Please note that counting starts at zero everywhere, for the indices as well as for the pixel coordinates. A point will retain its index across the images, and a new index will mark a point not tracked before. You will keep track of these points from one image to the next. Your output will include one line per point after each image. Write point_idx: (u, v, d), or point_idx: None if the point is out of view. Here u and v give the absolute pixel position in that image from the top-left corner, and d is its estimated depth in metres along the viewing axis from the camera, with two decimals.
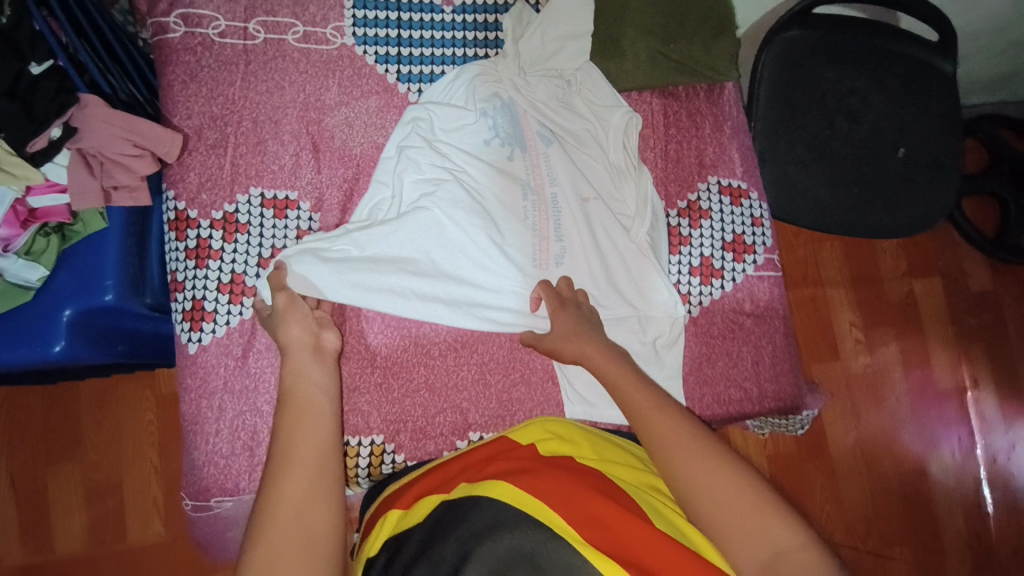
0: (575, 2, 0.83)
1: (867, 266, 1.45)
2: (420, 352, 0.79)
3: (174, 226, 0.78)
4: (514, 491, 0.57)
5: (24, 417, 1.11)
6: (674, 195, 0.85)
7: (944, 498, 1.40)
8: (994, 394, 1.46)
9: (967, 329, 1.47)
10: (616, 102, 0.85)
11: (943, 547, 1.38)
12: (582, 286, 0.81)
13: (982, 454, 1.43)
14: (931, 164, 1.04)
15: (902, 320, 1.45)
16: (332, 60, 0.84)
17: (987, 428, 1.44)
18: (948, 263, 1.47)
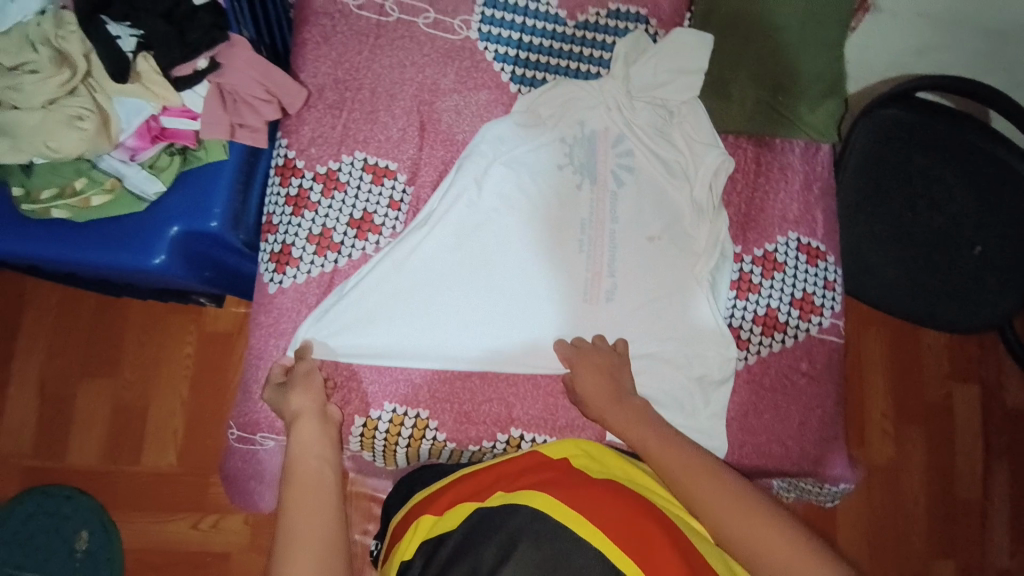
0: (693, 40, 0.86)
1: (910, 357, 1.43)
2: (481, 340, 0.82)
3: (280, 172, 0.82)
4: (556, 501, 0.59)
5: (73, 325, 1.17)
6: (752, 242, 0.86)
7: None
8: (1017, 513, 1.41)
9: (1001, 441, 1.43)
10: (712, 141, 0.86)
11: None
12: (628, 325, 0.83)
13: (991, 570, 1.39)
14: (1005, 267, 1.04)
15: (936, 418, 1.42)
16: (454, 49, 0.88)
17: (1003, 545, 1.40)
18: (990, 371, 1.45)
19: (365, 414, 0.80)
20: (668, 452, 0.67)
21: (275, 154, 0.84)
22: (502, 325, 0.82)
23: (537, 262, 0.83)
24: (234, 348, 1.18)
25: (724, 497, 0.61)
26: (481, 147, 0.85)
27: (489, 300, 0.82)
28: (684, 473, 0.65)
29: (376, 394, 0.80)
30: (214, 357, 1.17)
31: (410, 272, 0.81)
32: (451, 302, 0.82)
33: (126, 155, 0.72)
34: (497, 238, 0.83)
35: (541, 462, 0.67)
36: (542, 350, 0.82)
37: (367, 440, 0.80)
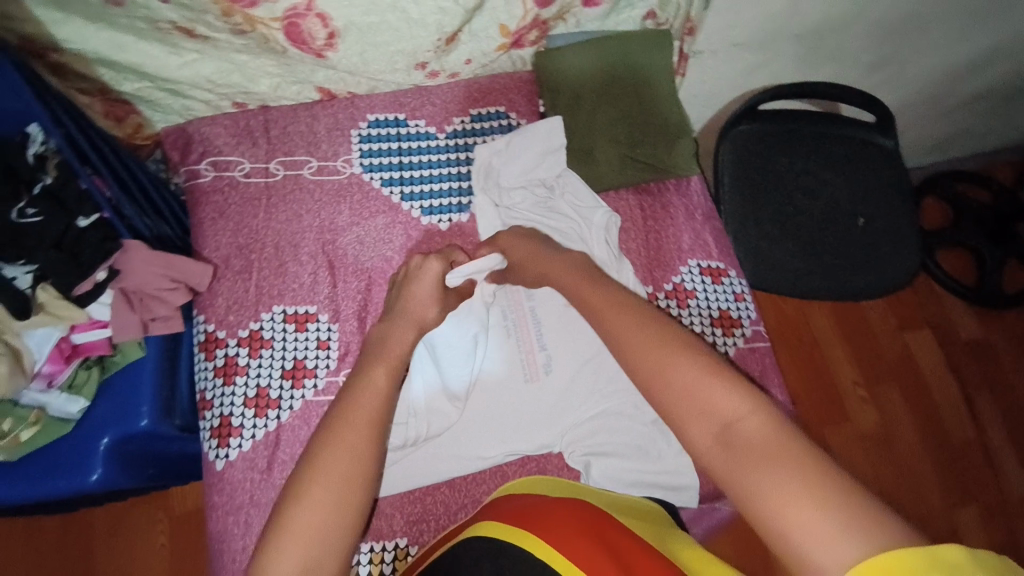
0: (546, 124, 0.94)
1: (858, 324, 1.51)
2: (436, 448, 0.83)
3: (204, 347, 0.85)
4: (504, 527, 0.60)
5: (36, 546, 1.11)
6: (660, 278, 0.92)
7: None
8: (1008, 438, 1.46)
9: (966, 378, 1.50)
10: (596, 203, 0.93)
11: None
12: (575, 391, 0.86)
13: (1008, 502, 1.42)
14: (888, 230, 1.15)
15: (903, 375, 1.48)
16: (342, 188, 0.94)
17: (1009, 473, 1.44)
18: (934, 314, 1.54)
19: None
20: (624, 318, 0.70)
21: (195, 331, 0.86)
22: (458, 433, 0.84)
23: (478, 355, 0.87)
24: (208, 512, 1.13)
25: (686, 362, 0.62)
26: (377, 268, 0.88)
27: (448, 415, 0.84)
28: (633, 344, 0.67)
29: None
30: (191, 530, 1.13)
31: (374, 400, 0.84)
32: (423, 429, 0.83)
33: (44, 383, 0.73)
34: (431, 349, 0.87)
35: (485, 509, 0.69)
36: (497, 444, 0.83)
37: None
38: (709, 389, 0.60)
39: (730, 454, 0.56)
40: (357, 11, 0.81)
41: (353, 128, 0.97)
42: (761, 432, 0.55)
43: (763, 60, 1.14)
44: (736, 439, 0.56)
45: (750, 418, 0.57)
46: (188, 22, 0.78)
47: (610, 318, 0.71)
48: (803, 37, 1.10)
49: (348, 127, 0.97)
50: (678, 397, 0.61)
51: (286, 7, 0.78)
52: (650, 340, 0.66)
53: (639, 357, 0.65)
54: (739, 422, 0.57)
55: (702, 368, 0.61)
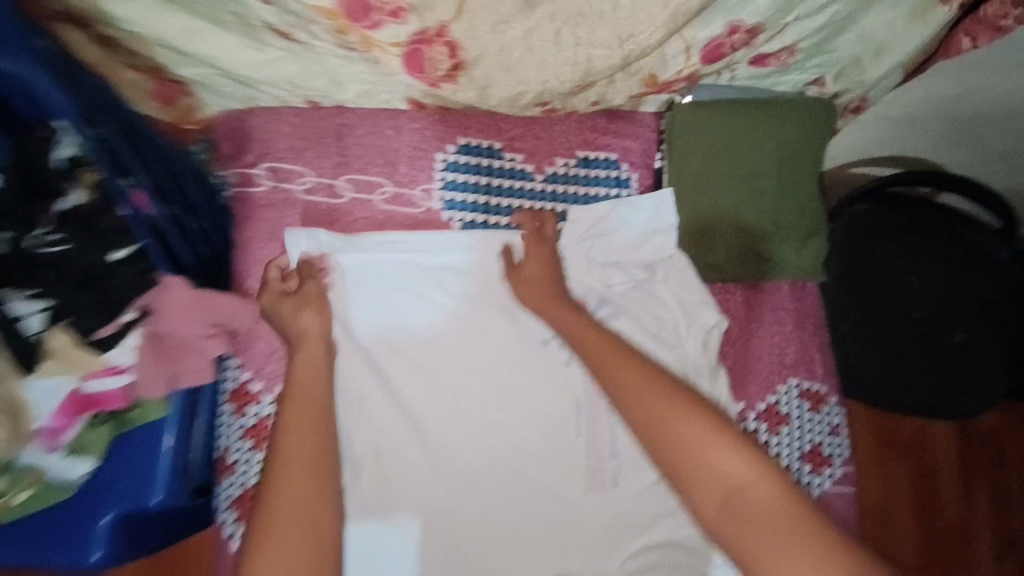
0: (654, 197, 0.82)
1: None
2: (480, 555, 0.74)
3: (234, 399, 0.72)
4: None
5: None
6: (754, 395, 0.82)
7: None
8: None
9: None
10: (704, 298, 0.81)
11: None
12: (642, 511, 0.77)
13: None
14: (984, 352, 1.04)
15: None
16: (416, 224, 0.81)
17: None
18: None
19: None
20: (619, 368, 0.65)
21: (224, 381, 0.73)
22: (507, 537, 0.75)
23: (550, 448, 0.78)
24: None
25: (692, 430, 0.58)
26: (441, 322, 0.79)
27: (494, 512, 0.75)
28: (635, 400, 0.62)
29: None
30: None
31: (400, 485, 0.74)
32: (462, 526, 0.74)
33: (47, 444, 0.61)
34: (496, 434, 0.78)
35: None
36: (544, 560, 0.75)
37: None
38: (713, 450, 0.57)
39: (740, 523, 0.54)
40: (489, 48, 0.69)
41: (439, 150, 0.82)
42: (768, 500, 0.54)
43: (903, 140, 1.00)
44: (747, 507, 0.54)
45: (760, 487, 0.54)
46: (288, 26, 0.66)
47: (614, 370, 0.65)
48: (957, 123, 0.97)
49: (432, 147, 0.81)
50: (689, 464, 0.57)
51: (415, 30, 0.66)
52: (650, 392, 0.62)
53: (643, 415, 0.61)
54: (748, 489, 0.55)
55: (706, 427, 0.58)
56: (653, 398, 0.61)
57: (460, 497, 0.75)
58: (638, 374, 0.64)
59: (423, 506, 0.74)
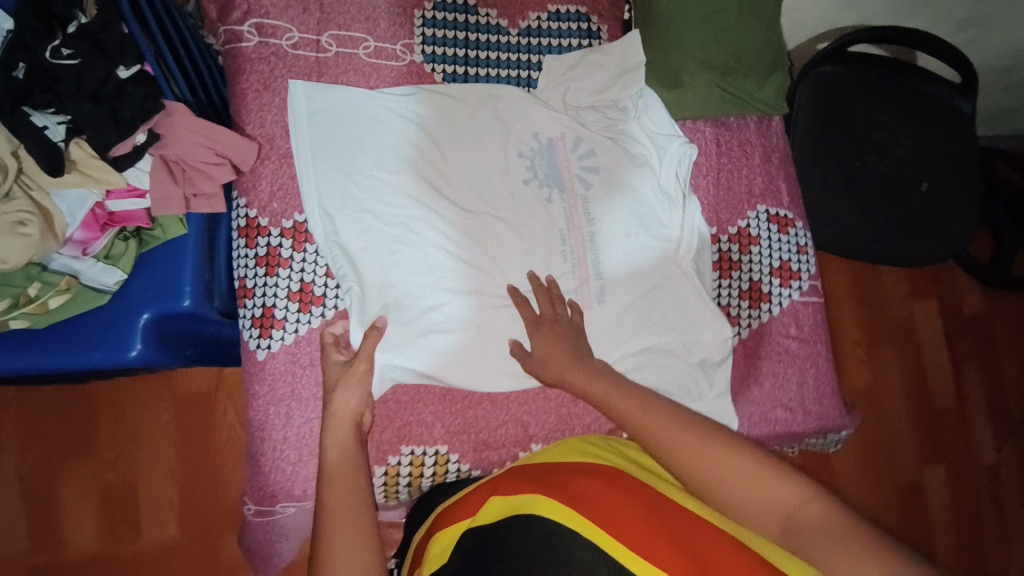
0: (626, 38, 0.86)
1: (870, 289, 1.73)
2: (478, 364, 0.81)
3: (245, 233, 0.79)
4: (556, 504, 0.55)
5: (34, 416, 1.11)
6: (725, 221, 0.88)
7: (937, 504, 1.69)
8: (983, 408, 1.75)
9: (962, 351, 1.76)
10: (673, 131, 0.87)
11: (932, 543, 1.67)
12: (625, 322, 0.84)
13: (972, 466, 1.72)
14: (949, 200, 1.10)
15: (900, 339, 1.73)
16: (402, 76, 0.86)
17: (977, 442, 1.73)
18: (944, 287, 1.77)
19: (384, 462, 0.78)
20: (635, 408, 0.68)
21: (234, 216, 0.80)
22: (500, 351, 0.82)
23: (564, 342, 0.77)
24: (215, 409, 1.14)
25: (713, 456, 0.61)
26: (432, 166, 0.84)
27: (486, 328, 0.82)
28: (661, 433, 0.64)
29: (390, 441, 0.78)
30: (196, 419, 1.13)
31: (400, 307, 0.80)
32: (458, 341, 0.81)
33: (78, 251, 0.66)
34: (485, 268, 0.83)
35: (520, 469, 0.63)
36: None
37: (391, 487, 0.79)
38: (743, 474, 0.60)
39: (796, 542, 0.56)
40: None
41: (417, 7, 0.86)
42: (824, 514, 0.56)
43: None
44: (800, 527, 0.56)
45: (809, 505, 0.57)
46: None
47: (629, 411, 0.68)
48: None
49: (411, 5, 0.86)
50: (739, 490, 0.59)
51: None
52: (671, 429, 0.64)
53: (679, 457, 0.62)
54: (800, 511, 0.57)
55: (743, 455, 0.61)
56: (677, 436, 0.64)
57: (456, 316, 0.82)
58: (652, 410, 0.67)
59: (427, 326, 0.81)
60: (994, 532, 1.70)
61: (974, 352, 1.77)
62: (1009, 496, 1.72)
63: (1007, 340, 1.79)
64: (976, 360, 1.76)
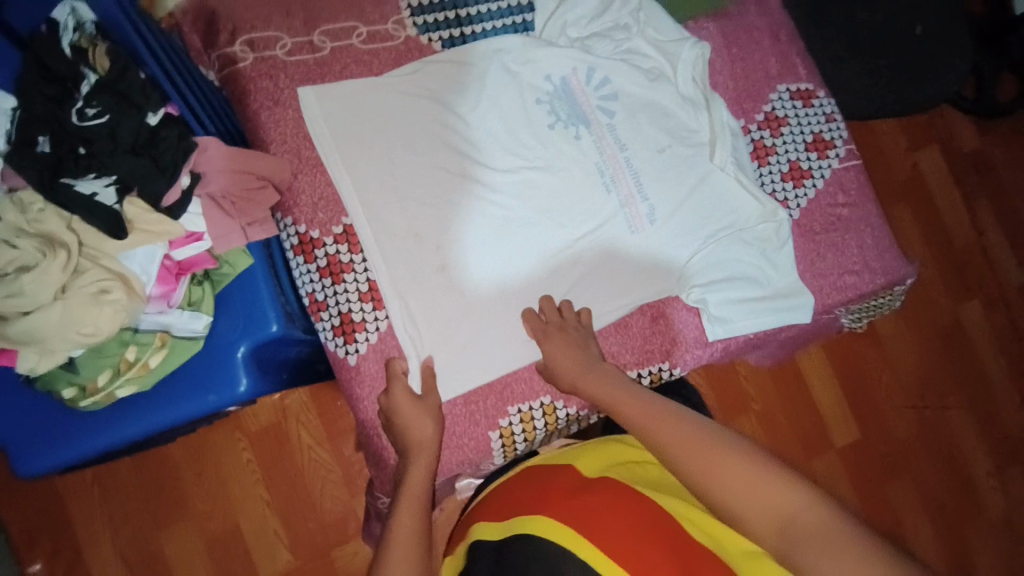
0: None
1: (873, 150, 1.75)
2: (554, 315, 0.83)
3: (301, 250, 0.79)
4: (556, 523, 0.60)
5: (117, 491, 1.10)
6: (751, 110, 0.88)
7: (979, 337, 1.76)
8: (1002, 235, 1.80)
9: (971, 187, 1.80)
10: (681, 35, 0.86)
11: (984, 371, 1.75)
12: (680, 235, 0.86)
13: (1003, 293, 1.79)
14: (945, 36, 1.07)
15: (912, 191, 1.76)
16: (401, 54, 0.84)
17: (1002, 269, 1.80)
18: (941, 130, 1.80)
19: (497, 426, 0.80)
20: (636, 413, 0.66)
21: (285, 236, 0.80)
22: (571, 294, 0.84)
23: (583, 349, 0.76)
24: (288, 438, 1.14)
25: (712, 462, 0.58)
26: (459, 135, 0.83)
27: (551, 277, 0.83)
28: (668, 439, 0.62)
29: (497, 405, 0.81)
30: (274, 452, 1.13)
31: (464, 281, 0.81)
32: (528, 297, 0.82)
33: (162, 305, 0.68)
34: (535, 221, 0.83)
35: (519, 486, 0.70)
36: (613, 294, 0.85)
37: (510, 447, 0.81)
38: (744, 481, 0.56)
39: (793, 550, 0.51)
40: None
41: None
42: (824, 526, 0.51)
43: None
44: (796, 537, 0.51)
45: (814, 513, 0.52)
46: None
47: (632, 419, 0.66)
48: None
49: None
50: (737, 496, 0.55)
51: None
52: (672, 435, 0.62)
53: (687, 464, 0.59)
54: (798, 519, 0.52)
55: (743, 460, 0.57)
56: (677, 442, 0.61)
57: (521, 273, 0.83)
58: (652, 414, 0.65)
59: (496, 290, 0.82)
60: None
61: (983, 184, 1.81)
62: None
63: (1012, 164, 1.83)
64: (985, 192, 1.81)
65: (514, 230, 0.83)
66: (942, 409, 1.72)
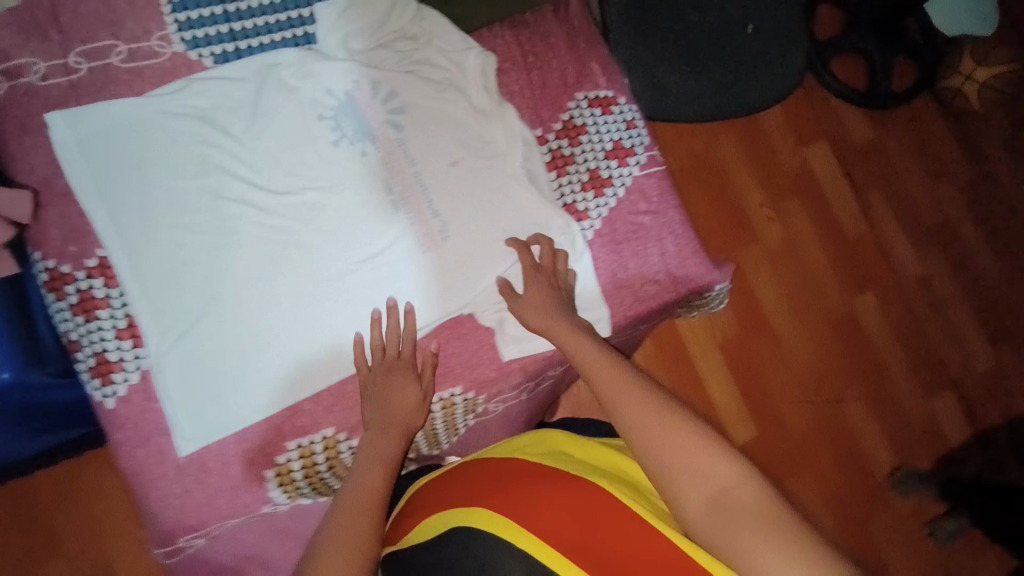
0: None
1: (759, 145, 1.64)
2: (329, 344, 0.79)
3: (52, 287, 0.75)
4: (490, 514, 0.63)
5: None
6: (548, 119, 0.86)
7: (874, 329, 1.65)
8: (899, 226, 1.69)
9: (864, 178, 1.69)
10: (467, 44, 0.83)
11: (881, 365, 1.64)
12: (473, 255, 0.82)
13: (908, 280, 1.68)
14: (777, 32, 1.05)
15: (801, 188, 1.65)
16: (167, 73, 0.80)
17: (901, 256, 1.68)
18: (831, 124, 1.68)
19: (272, 464, 0.78)
20: (616, 377, 0.70)
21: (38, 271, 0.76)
22: (357, 321, 0.80)
23: (556, 318, 0.77)
24: None
25: (666, 429, 0.63)
26: (230, 157, 0.78)
27: (335, 303, 0.80)
28: (630, 412, 0.66)
29: (273, 440, 0.78)
30: None
31: (234, 314, 0.77)
32: (307, 327, 0.79)
33: None
34: (316, 246, 0.79)
35: (459, 475, 0.74)
36: (401, 318, 0.81)
37: (289, 486, 0.79)
38: (692, 454, 0.61)
39: (719, 520, 0.56)
40: None
41: None
42: (752, 498, 0.57)
43: None
44: (728, 504, 0.57)
45: (744, 485, 0.58)
46: None
47: (608, 382, 0.70)
48: None
49: None
50: (678, 467, 0.60)
51: None
52: (643, 400, 0.67)
53: (649, 429, 0.63)
54: (733, 489, 0.58)
55: (701, 436, 0.62)
56: (642, 410, 0.66)
57: (302, 302, 0.79)
58: (621, 380, 0.69)
59: (274, 322, 0.78)
60: (943, 338, 1.68)
61: (876, 174, 1.69)
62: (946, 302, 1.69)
63: (924, 149, 1.71)
64: (879, 181, 1.69)
65: (293, 254, 0.79)
66: (835, 400, 1.61)
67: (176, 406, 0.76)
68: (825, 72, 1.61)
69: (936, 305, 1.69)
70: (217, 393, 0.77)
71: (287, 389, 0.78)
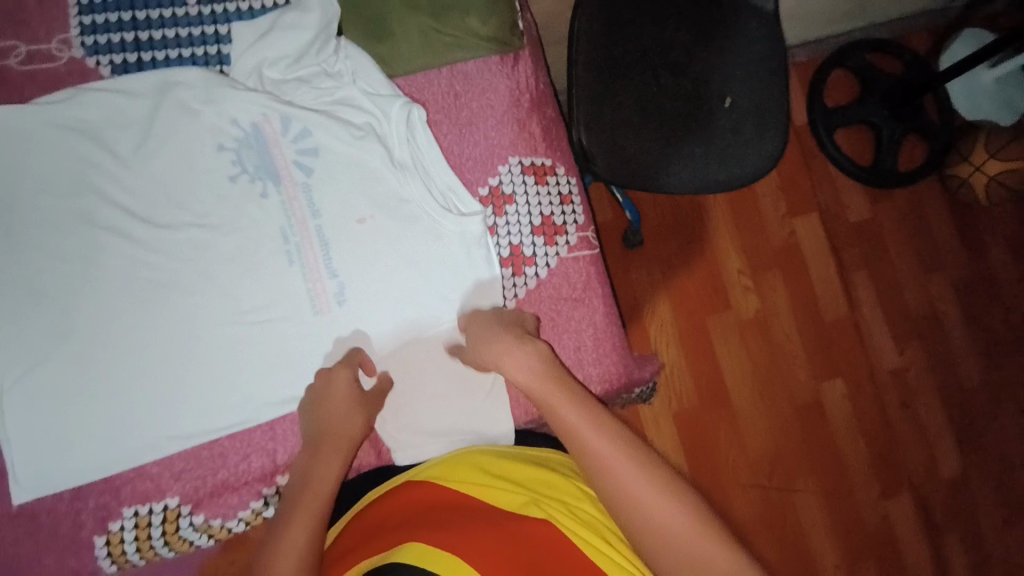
0: None
1: (746, 207, 1.37)
2: (189, 408, 0.70)
3: None
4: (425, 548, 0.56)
5: None
6: (474, 182, 0.79)
7: (842, 429, 1.33)
8: (883, 321, 1.38)
9: (850, 261, 1.39)
10: (394, 92, 0.77)
11: (849, 480, 1.32)
12: (367, 327, 0.73)
13: (873, 377, 1.36)
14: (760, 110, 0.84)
15: (788, 264, 1.36)
16: (59, 77, 0.75)
17: (878, 350, 1.37)
18: (826, 196, 1.40)
19: (105, 530, 0.70)
20: (589, 432, 0.61)
21: None
22: (225, 384, 0.71)
23: (513, 358, 0.67)
24: None
25: (661, 504, 0.55)
26: (113, 180, 0.72)
27: (201, 361, 0.71)
28: (621, 478, 0.57)
29: (110, 504, 0.70)
30: None
31: (85, 355, 0.69)
32: (167, 381, 0.70)
33: None
34: (191, 290, 0.71)
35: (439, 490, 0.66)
36: (278, 381, 0.72)
37: (118, 557, 0.71)
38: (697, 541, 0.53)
39: None
40: None
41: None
42: None
43: None
44: None
45: None
46: None
47: (590, 429, 0.61)
48: None
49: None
50: (680, 558, 0.53)
51: None
52: (627, 470, 0.58)
53: (644, 505, 0.55)
54: None
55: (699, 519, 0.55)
56: (631, 475, 0.57)
57: (161, 352, 0.70)
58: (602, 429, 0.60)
59: (132, 373, 0.70)
60: (914, 470, 1.34)
61: (867, 257, 1.40)
62: (913, 409, 1.37)
63: (956, 243, 1.42)
64: (868, 266, 1.39)
65: (165, 296, 0.71)
66: (787, 490, 1.29)
67: (12, 450, 0.68)
68: (829, 138, 1.37)
69: (908, 411, 1.37)
70: (59, 440, 0.68)
71: (134, 451, 0.70)
